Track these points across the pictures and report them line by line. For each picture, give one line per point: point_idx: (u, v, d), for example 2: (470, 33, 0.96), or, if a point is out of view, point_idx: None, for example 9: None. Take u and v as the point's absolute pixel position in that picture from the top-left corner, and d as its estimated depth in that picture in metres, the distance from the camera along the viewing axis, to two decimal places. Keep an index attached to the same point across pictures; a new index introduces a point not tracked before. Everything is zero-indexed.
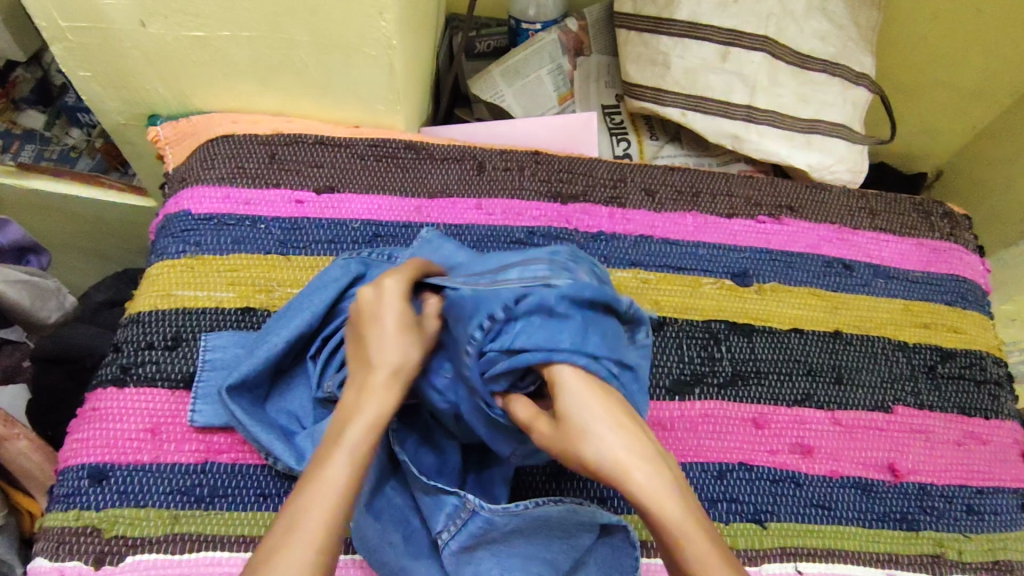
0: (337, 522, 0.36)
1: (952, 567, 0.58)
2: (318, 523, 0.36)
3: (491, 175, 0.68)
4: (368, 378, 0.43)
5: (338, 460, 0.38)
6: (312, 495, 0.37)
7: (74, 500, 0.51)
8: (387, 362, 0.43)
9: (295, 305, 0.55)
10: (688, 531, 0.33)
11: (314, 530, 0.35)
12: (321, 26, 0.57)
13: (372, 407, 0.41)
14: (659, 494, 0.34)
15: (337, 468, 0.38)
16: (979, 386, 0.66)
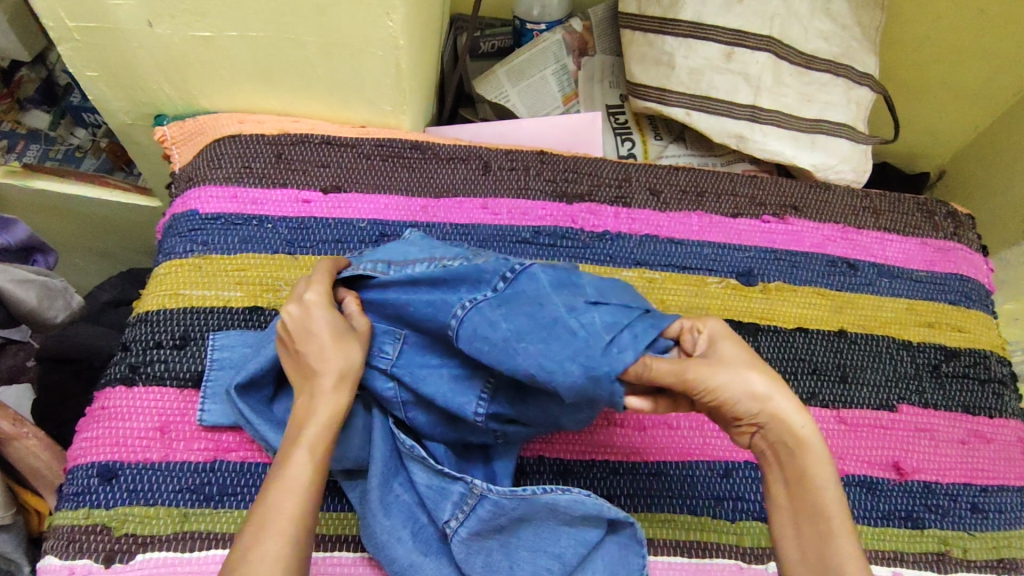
0: (306, 512, 0.41)
1: (957, 565, 0.59)
2: (291, 514, 0.41)
3: (496, 174, 0.68)
4: (314, 385, 0.46)
5: (299, 458, 0.43)
6: (281, 491, 0.42)
7: (84, 499, 0.52)
8: (331, 366, 0.46)
9: None
10: (821, 466, 0.43)
11: (286, 523, 0.40)
12: (327, 25, 0.57)
13: (326, 406, 0.45)
14: (806, 434, 0.44)
15: (299, 466, 0.43)
16: (983, 384, 0.66)
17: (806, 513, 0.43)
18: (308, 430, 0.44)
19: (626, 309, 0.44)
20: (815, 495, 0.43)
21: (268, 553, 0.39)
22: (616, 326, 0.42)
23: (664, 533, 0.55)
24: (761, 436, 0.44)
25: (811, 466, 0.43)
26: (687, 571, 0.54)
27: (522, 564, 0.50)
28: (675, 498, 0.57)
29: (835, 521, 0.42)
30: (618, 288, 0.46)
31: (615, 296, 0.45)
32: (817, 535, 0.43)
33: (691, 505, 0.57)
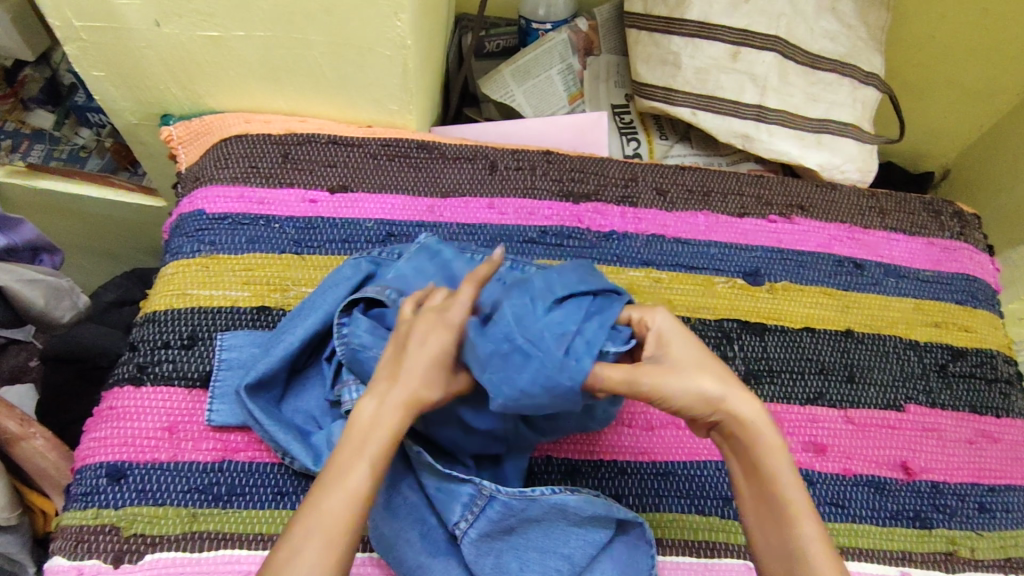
0: (356, 525, 0.39)
1: (965, 565, 0.59)
2: (341, 526, 0.38)
3: (503, 174, 0.68)
4: (387, 393, 0.41)
5: (358, 466, 0.39)
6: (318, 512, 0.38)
7: (93, 499, 0.52)
8: (413, 382, 0.41)
9: (306, 304, 0.55)
10: (773, 455, 0.43)
11: (334, 535, 0.38)
12: (335, 25, 0.57)
13: (392, 423, 0.40)
14: (758, 422, 0.43)
15: (359, 476, 0.39)
16: (990, 384, 0.66)
17: (770, 508, 0.43)
18: (370, 445, 0.40)
19: (572, 299, 0.45)
20: (776, 490, 0.42)
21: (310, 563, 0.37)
22: (564, 321, 0.43)
23: (673, 533, 0.55)
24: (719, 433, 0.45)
25: (768, 461, 0.43)
26: (696, 572, 0.54)
27: (533, 564, 0.50)
28: (683, 498, 0.57)
29: (797, 511, 0.42)
30: (568, 271, 0.46)
31: (565, 282, 0.45)
32: (783, 528, 0.42)
33: (698, 505, 0.57)
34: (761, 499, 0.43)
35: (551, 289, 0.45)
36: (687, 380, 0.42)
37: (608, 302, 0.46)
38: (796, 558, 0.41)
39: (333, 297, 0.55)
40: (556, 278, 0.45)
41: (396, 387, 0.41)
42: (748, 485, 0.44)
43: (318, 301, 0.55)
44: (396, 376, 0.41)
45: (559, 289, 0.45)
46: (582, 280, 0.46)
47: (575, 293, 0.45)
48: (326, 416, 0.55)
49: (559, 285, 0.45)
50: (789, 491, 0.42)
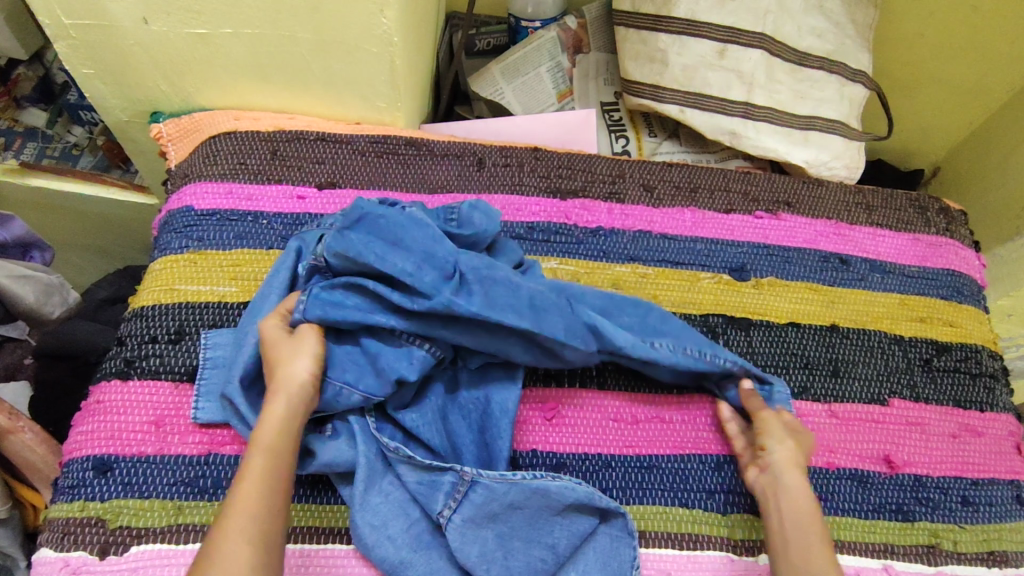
0: (266, 503, 0.45)
1: (948, 558, 0.59)
2: (249, 501, 0.45)
3: (491, 170, 0.68)
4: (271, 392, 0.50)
5: (257, 450, 0.47)
6: (240, 486, 0.45)
7: (79, 491, 0.52)
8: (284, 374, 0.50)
9: (258, 295, 0.57)
10: (802, 496, 0.54)
11: (244, 509, 0.44)
12: (322, 22, 0.57)
13: (275, 412, 0.49)
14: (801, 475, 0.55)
15: (255, 458, 0.47)
16: (974, 379, 0.66)
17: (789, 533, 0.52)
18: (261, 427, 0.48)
19: (431, 261, 0.53)
20: (802, 518, 0.52)
21: (231, 537, 0.43)
22: (414, 279, 0.52)
23: (656, 525, 0.55)
24: (765, 473, 0.55)
25: (801, 499, 0.54)
26: (677, 564, 0.54)
27: (517, 553, 0.51)
28: (667, 491, 0.57)
29: (814, 542, 0.51)
30: (396, 244, 0.53)
31: (398, 262, 0.52)
32: (799, 549, 0.51)
33: (681, 498, 0.57)
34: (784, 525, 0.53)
35: (374, 261, 0.52)
36: (778, 431, 0.56)
37: (457, 258, 0.54)
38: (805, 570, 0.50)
39: (277, 283, 0.57)
40: (395, 252, 0.53)
41: (273, 382, 0.50)
42: (777, 515, 0.53)
43: (266, 292, 0.57)
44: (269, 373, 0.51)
45: (402, 262, 0.52)
46: (413, 244, 0.53)
47: (432, 255, 0.53)
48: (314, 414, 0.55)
49: (395, 264, 0.52)
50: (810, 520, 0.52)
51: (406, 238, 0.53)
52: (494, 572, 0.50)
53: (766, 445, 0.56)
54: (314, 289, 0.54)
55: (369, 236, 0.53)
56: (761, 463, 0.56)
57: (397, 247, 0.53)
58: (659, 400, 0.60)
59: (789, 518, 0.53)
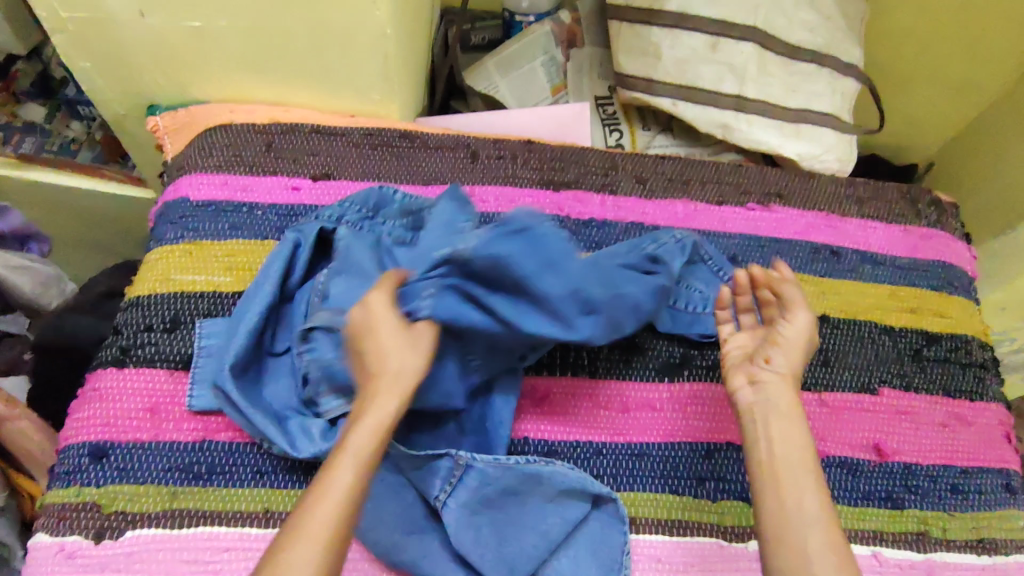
0: (344, 521, 0.40)
1: (937, 545, 0.59)
2: (324, 523, 0.39)
3: (485, 163, 0.69)
4: (374, 385, 0.45)
5: (347, 460, 0.42)
6: (320, 494, 0.41)
7: (75, 477, 0.53)
8: (391, 368, 0.45)
9: (253, 285, 0.57)
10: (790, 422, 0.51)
11: (318, 531, 0.39)
12: (314, 15, 0.58)
13: (377, 412, 0.44)
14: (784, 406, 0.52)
15: (345, 471, 0.42)
16: (964, 369, 0.67)
17: (781, 469, 0.48)
18: (365, 424, 0.44)
19: (579, 295, 0.48)
20: (795, 458, 0.49)
21: (300, 560, 0.38)
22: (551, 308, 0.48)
23: (646, 511, 0.56)
24: (755, 390, 0.53)
25: (791, 431, 0.50)
26: (667, 550, 0.55)
27: (511, 539, 0.51)
28: (657, 478, 0.57)
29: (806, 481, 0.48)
30: (553, 265, 0.46)
31: (552, 286, 0.47)
32: (789, 491, 0.47)
33: (672, 485, 0.57)
34: (772, 457, 0.49)
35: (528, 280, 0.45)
36: (796, 340, 0.55)
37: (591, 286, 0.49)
38: (795, 518, 0.46)
39: (272, 272, 0.57)
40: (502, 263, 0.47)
41: (379, 376, 0.45)
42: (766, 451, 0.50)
43: (261, 281, 0.57)
44: (374, 357, 0.46)
45: (557, 289, 0.47)
46: (568, 269, 0.47)
47: (582, 289, 0.48)
48: (306, 408, 0.56)
49: (546, 288, 0.46)
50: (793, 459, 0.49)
51: (563, 261, 0.46)
52: (489, 559, 0.50)
53: (769, 357, 0.54)
54: (443, 284, 0.48)
55: (524, 255, 0.45)
56: (753, 376, 0.54)
57: (562, 266, 0.46)
58: (651, 389, 0.60)
59: (777, 453, 0.49)
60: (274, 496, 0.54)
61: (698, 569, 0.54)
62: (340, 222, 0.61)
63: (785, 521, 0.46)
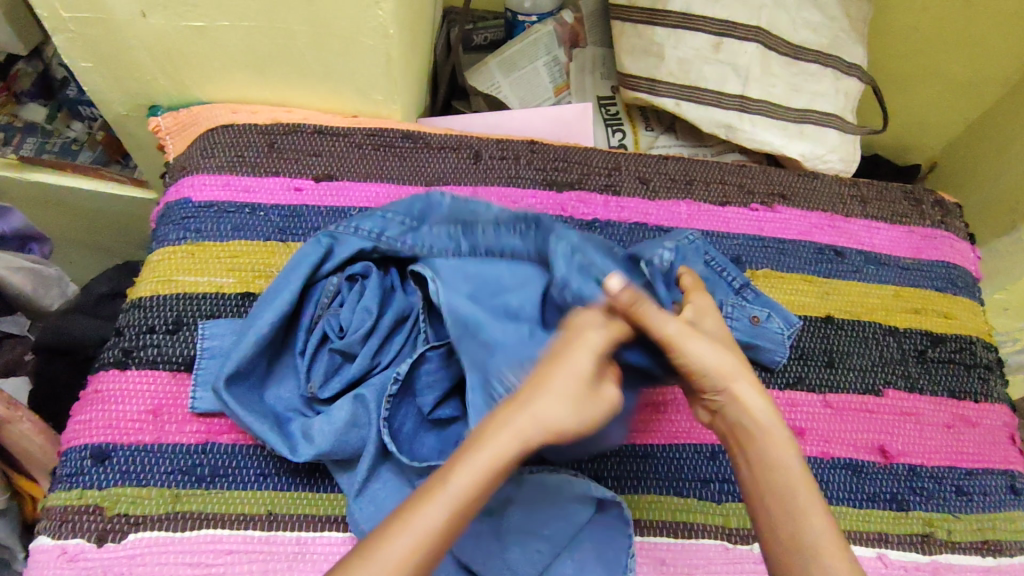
0: (421, 560, 0.36)
1: (941, 546, 0.59)
2: (402, 554, 0.36)
3: (488, 163, 0.69)
4: (511, 414, 0.39)
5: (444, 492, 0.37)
6: (408, 521, 0.37)
7: (77, 479, 0.52)
8: (545, 405, 0.39)
9: (272, 289, 0.56)
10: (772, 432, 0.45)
11: (395, 558, 0.36)
12: (317, 15, 0.58)
13: (497, 448, 0.38)
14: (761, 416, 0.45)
15: (436, 507, 0.37)
16: (968, 370, 0.67)
17: (770, 490, 0.43)
18: (477, 456, 0.38)
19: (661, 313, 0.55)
20: (785, 476, 0.43)
21: None
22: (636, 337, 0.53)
23: (650, 513, 0.56)
24: (720, 419, 0.47)
25: (772, 450, 0.44)
26: (671, 552, 0.55)
27: (514, 544, 0.51)
28: (661, 480, 0.57)
29: (805, 501, 0.42)
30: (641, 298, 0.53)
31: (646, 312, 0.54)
32: (788, 519, 0.42)
33: (676, 487, 0.57)
34: (756, 488, 0.44)
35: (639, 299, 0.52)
36: (707, 351, 0.46)
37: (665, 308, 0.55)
38: (803, 548, 0.41)
39: (294, 277, 0.56)
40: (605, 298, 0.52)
41: (525, 408, 0.39)
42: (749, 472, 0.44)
43: (281, 284, 0.56)
44: (539, 386, 0.40)
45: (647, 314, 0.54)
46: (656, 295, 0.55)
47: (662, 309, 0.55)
48: (307, 408, 0.56)
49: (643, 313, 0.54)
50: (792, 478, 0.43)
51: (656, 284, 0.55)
52: (491, 563, 0.51)
53: (707, 383, 0.47)
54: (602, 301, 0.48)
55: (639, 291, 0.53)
56: (711, 407, 0.47)
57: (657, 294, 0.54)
58: (655, 391, 0.60)
59: (766, 479, 0.43)
60: (277, 498, 0.53)
61: (703, 571, 0.54)
62: (381, 237, 0.59)
63: (791, 559, 0.41)
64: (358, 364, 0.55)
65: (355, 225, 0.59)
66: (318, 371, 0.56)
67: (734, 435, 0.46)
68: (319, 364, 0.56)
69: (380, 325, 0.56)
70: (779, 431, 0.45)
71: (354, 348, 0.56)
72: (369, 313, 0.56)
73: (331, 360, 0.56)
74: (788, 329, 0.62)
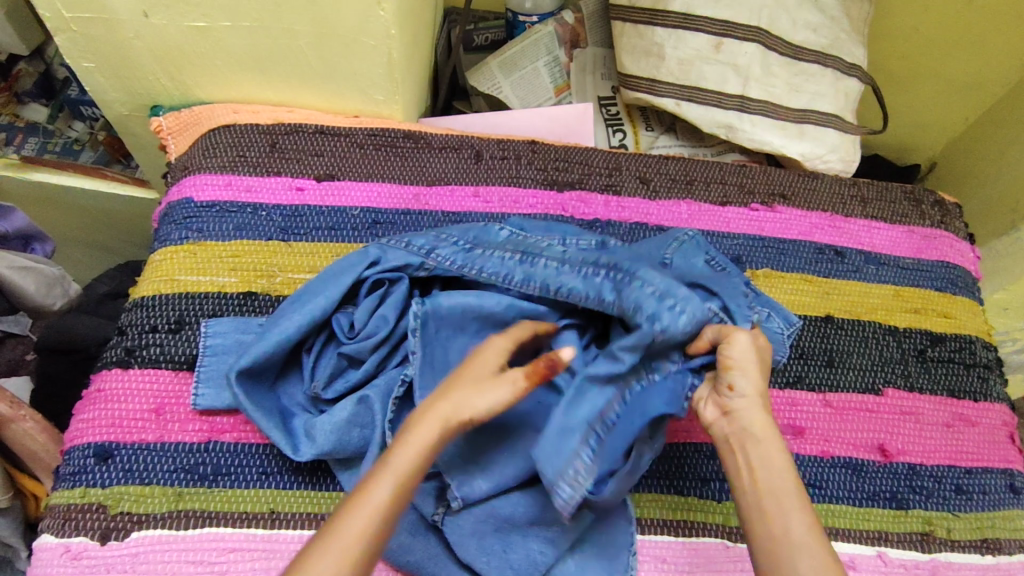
0: (373, 538, 0.39)
1: (941, 545, 0.59)
2: (354, 537, 0.39)
3: (489, 163, 0.69)
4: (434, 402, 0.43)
5: (383, 476, 0.40)
6: (354, 504, 0.40)
7: (81, 478, 0.53)
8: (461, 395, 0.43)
9: (310, 289, 0.56)
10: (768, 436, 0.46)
11: (347, 543, 0.38)
12: (319, 15, 0.58)
13: (425, 433, 0.42)
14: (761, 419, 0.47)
15: (379, 488, 0.40)
16: (968, 369, 0.67)
17: (761, 487, 0.45)
18: (411, 436, 0.42)
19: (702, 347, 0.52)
20: (778, 476, 0.45)
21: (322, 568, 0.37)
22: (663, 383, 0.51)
23: (651, 512, 0.56)
24: (729, 420, 0.47)
25: (770, 453, 0.46)
26: (672, 550, 0.55)
27: (516, 545, 0.51)
28: (662, 479, 0.57)
29: (790, 501, 0.44)
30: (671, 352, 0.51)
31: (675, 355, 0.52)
32: (777, 518, 0.44)
33: (676, 485, 0.57)
34: (756, 492, 0.45)
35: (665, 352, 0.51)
36: (747, 361, 0.47)
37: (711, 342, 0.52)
38: (790, 542, 0.43)
39: (333, 287, 0.56)
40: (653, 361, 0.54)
41: (444, 396, 0.43)
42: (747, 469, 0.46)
43: (318, 292, 0.56)
44: (456, 378, 0.44)
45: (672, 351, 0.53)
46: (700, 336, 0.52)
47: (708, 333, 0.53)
48: (310, 405, 0.57)
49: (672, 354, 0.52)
50: (781, 480, 0.45)
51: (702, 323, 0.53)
52: (494, 565, 0.51)
53: (733, 384, 0.47)
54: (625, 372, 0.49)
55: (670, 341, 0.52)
56: (724, 407, 0.48)
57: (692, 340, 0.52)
58: None
59: (761, 479, 0.45)
60: (280, 496, 0.54)
61: (703, 569, 0.54)
62: (432, 254, 0.57)
63: (779, 555, 0.42)
64: (364, 368, 0.56)
65: (407, 241, 0.58)
66: (323, 371, 0.56)
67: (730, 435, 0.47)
68: (325, 362, 0.57)
69: (394, 333, 0.56)
70: (777, 439, 0.47)
71: (362, 355, 0.56)
72: (385, 322, 0.55)
73: (338, 363, 0.56)
74: (788, 329, 0.61)
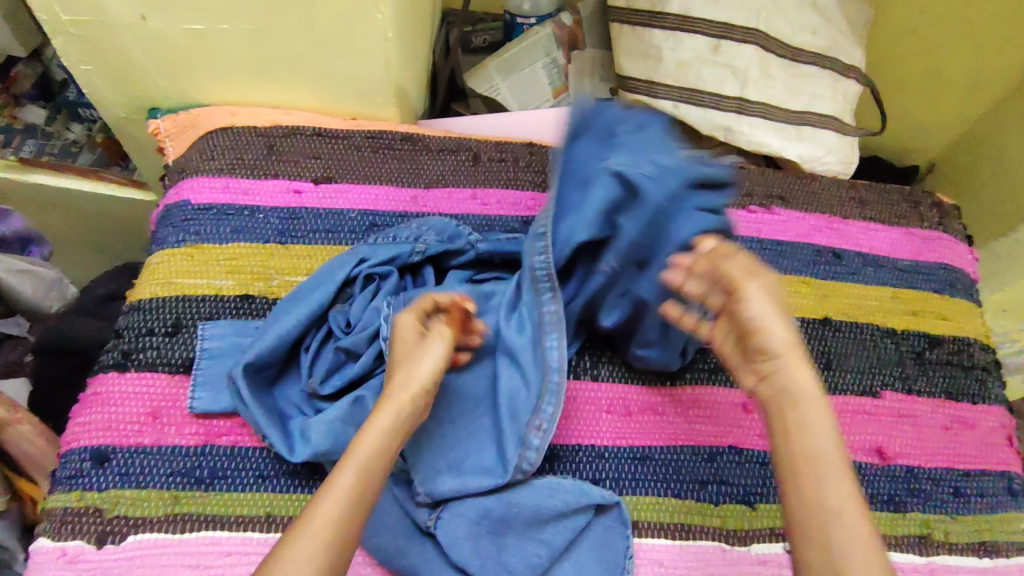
0: (345, 525, 0.41)
1: (939, 548, 0.59)
2: (326, 522, 0.41)
3: (486, 166, 0.69)
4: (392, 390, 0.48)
5: (353, 465, 0.44)
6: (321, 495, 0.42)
7: (77, 482, 0.52)
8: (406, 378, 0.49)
9: (301, 292, 0.58)
10: (814, 402, 0.44)
11: (319, 530, 0.40)
12: (316, 17, 0.58)
13: (385, 417, 0.47)
14: (801, 381, 0.44)
15: (345, 475, 0.43)
16: (966, 371, 0.67)
17: (799, 459, 0.43)
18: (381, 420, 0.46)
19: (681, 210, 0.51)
20: (822, 454, 0.43)
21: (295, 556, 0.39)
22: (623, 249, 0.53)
23: (649, 515, 0.56)
24: (767, 385, 0.45)
25: (812, 419, 0.44)
26: (670, 554, 0.55)
27: (510, 550, 0.52)
28: (661, 482, 0.57)
29: (831, 472, 0.42)
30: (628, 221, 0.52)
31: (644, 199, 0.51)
32: (813, 488, 0.42)
33: (674, 488, 0.57)
34: (793, 459, 0.43)
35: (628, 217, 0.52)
36: (768, 315, 0.45)
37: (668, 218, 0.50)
38: (828, 516, 0.41)
39: (326, 282, 0.58)
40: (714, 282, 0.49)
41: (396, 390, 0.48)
42: (787, 442, 0.44)
43: (312, 287, 0.58)
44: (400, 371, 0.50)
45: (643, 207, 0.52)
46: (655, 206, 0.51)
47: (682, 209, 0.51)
48: (308, 405, 0.57)
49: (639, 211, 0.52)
50: (822, 445, 0.43)
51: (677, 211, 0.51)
52: (489, 567, 0.51)
53: (764, 347, 0.45)
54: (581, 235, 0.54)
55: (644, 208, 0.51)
56: (762, 371, 0.46)
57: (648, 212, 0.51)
58: (654, 393, 0.61)
59: (793, 432, 0.43)
60: (275, 499, 0.54)
61: (700, 572, 0.54)
62: (418, 241, 0.61)
63: (811, 534, 0.41)
64: (363, 363, 0.56)
65: (393, 234, 0.62)
66: (321, 368, 0.57)
67: (769, 399, 0.45)
68: (323, 361, 0.57)
69: None
70: (819, 403, 0.44)
71: (359, 348, 0.56)
72: (381, 314, 0.57)
73: (336, 359, 0.57)
74: None
